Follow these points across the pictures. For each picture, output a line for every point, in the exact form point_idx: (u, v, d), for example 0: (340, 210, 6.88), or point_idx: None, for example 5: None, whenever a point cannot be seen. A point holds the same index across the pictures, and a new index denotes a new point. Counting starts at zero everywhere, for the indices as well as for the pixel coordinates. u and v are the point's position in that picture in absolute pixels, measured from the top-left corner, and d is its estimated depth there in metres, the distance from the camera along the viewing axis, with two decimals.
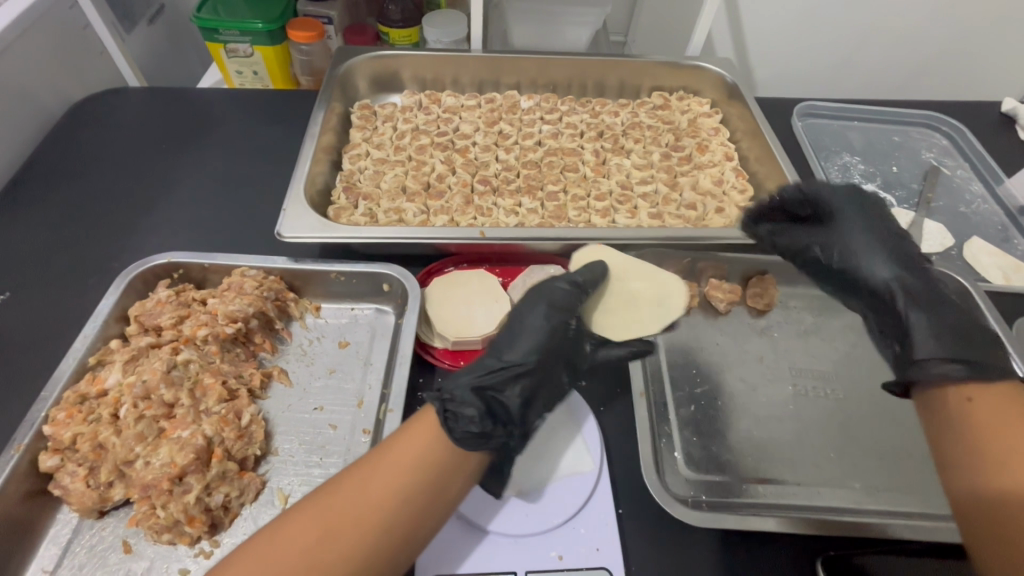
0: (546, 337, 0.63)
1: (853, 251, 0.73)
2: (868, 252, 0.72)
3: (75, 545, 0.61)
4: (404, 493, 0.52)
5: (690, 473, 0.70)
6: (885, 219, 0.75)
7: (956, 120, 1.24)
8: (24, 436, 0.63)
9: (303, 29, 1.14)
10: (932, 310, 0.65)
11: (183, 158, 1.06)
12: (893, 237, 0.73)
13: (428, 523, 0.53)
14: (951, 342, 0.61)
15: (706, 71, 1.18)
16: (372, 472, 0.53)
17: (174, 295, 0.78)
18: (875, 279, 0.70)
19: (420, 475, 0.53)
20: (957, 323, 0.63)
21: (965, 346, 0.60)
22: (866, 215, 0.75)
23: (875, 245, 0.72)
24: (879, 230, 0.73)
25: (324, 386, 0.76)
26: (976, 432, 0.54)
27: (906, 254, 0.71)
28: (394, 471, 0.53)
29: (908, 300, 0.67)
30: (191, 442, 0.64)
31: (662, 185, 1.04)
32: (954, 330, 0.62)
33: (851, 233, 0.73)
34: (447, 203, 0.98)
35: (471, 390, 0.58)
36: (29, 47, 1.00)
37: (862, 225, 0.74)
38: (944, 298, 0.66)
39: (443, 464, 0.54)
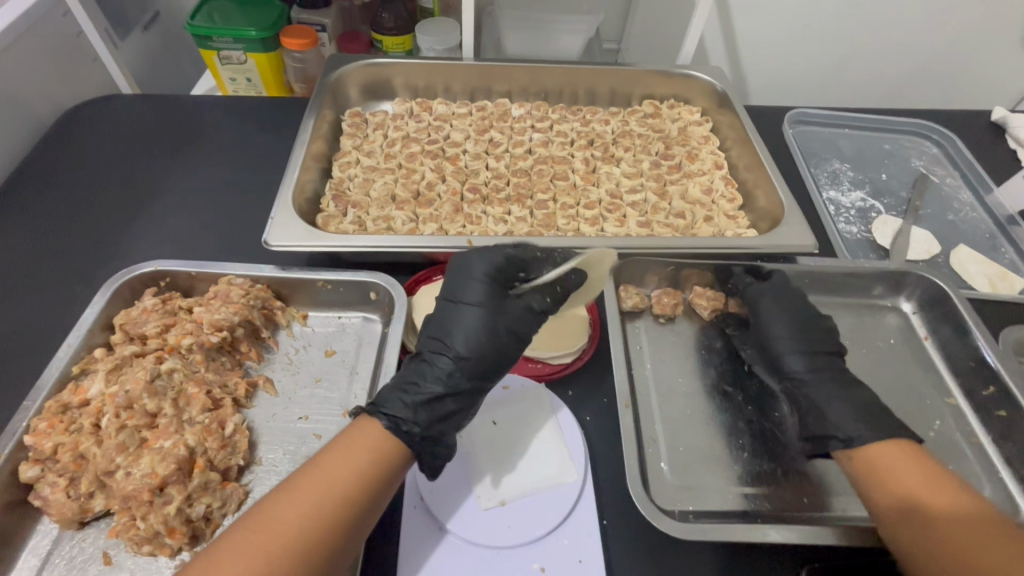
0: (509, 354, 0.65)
1: (768, 329, 0.79)
2: (780, 332, 0.78)
3: (54, 557, 0.61)
4: (349, 507, 0.53)
5: (677, 484, 0.70)
6: (804, 298, 0.82)
7: (946, 128, 1.25)
8: (6, 445, 0.63)
9: (296, 37, 1.14)
10: (831, 385, 0.72)
11: (174, 165, 1.06)
12: (811, 316, 0.80)
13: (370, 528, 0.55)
14: (851, 418, 0.68)
15: (697, 80, 1.19)
16: (312, 491, 0.53)
17: (160, 303, 0.78)
18: (779, 357, 0.77)
19: (361, 478, 0.55)
20: (851, 399, 0.70)
21: (854, 421, 0.67)
22: (792, 298, 0.81)
23: (792, 324, 0.78)
24: (799, 312, 0.79)
25: (309, 395, 0.76)
26: (875, 472, 0.63)
27: (821, 333, 0.78)
28: (335, 487, 0.53)
29: (811, 376, 0.73)
30: (174, 452, 0.63)
31: (651, 194, 1.04)
32: (849, 407, 0.69)
33: (768, 315, 0.80)
34: (436, 211, 0.98)
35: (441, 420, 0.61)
36: (21, 54, 1.01)
37: (786, 305, 0.80)
38: (841, 374, 0.73)
39: (385, 473, 0.56)
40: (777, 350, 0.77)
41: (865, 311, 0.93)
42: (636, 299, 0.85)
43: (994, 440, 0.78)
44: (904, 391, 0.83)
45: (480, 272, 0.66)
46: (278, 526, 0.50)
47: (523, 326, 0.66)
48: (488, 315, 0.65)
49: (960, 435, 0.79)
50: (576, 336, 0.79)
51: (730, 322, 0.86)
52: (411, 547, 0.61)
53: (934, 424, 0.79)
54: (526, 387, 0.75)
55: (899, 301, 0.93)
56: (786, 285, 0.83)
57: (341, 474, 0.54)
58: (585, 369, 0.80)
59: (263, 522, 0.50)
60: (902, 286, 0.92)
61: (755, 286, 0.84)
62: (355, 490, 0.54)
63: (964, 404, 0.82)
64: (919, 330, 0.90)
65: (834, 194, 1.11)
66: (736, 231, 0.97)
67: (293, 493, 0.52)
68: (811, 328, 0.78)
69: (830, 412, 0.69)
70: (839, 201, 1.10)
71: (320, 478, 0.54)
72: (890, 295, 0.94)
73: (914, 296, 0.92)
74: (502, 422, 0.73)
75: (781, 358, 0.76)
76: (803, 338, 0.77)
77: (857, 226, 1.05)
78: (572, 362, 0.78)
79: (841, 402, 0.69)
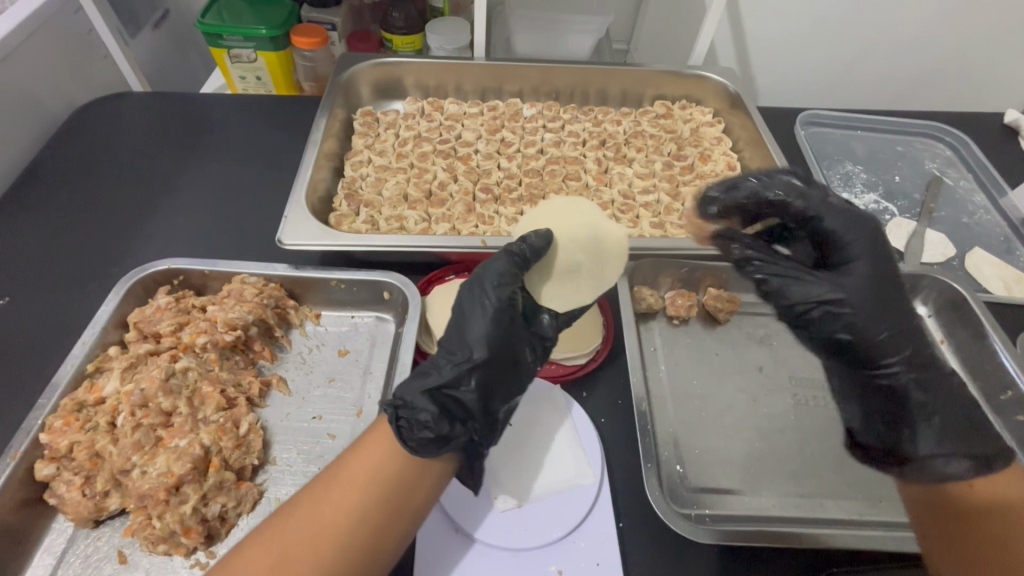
0: (499, 323, 0.58)
1: (871, 302, 0.59)
2: (873, 307, 0.59)
3: (69, 556, 0.61)
4: (360, 509, 0.53)
5: (693, 487, 0.70)
6: (888, 253, 0.62)
7: (959, 130, 1.24)
8: (21, 443, 0.63)
9: (307, 36, 1.14)
10: (940, 395, 0.62)
11: (185, 164, 1.06)
12: (897, 278, 0.62)
13: (394, 535, 0.54)
14: (942, 439, 0.61)
15: (709, 81, 1.18)
16: (327, 490, 0.54)
17: (174, 302, 0.78)
18: (870, 345, 0.60)
19: (376, 483, 0.54)
20: (960, 407, 0.62)
21: (962, 442, 0.61)
22: (878, 250, 0.62)
23: (878, 291, 0.60)
24: (886, 267, 0.61)
25: (323, 394, 0.75)
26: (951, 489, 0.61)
27: (907, 315, 0.61)
28: (348, 489, 0.54)
29: (914, 376, 0.61)
30: (189, 452, 0.63)
31: (664, 195, 1.04)
32: (953, 422, 0.61)
33: (856, 275, 0.60)
34: (449, 210, 0.98)
35: (424, 396, 0.55)
36: (33, 52, 1.01)
37: (875, 267, 0.61)
38: (936, 369, 0.62)
39: (401, 475, 0.55)
40: (875, 325, 0.59)
41: None
42: (651, 301, 0.85)
43: (1012, 443, 0.77)
44: None
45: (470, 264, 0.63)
46: (301, 521, 0.52)
47: (505, 283, 0.60)
48: (470, 295, 0.60)
49: None
50: (592, 337, 0.79)
51: (819, 287, 0.60)
52: (427, 547, 0.61)
53: None
54: (540, 388, 0.75)
55: (914, 304, 0.93)
56: (873, 231, 0.62)
57: (356, 475, 0.54)
58: (599, 370, 0.79)
59: (287, 516, 0.53)
60: (917, 289, 0.91)
61: (842, 233, 0.62)
62: (369, 493, 0.53)
63: (981, 407, 0.81)
64: (935, 333, 0.90)
65: (848, 196, 1.11)
66: None
67: (316, 493, 0.54)
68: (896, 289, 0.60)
69: (932, 427, 0.61)
70: (853, 203, 1.09)
71: (337, 477, 0.55)
72: (903, 297, 0.93)
73: (930, 300, 0.91)
74: (517, 423, 0.72)
75: (880, 344, 0.60)
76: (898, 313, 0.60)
77: None
78: (586, 363, 0.78)
79: (941, 405, 0.61)
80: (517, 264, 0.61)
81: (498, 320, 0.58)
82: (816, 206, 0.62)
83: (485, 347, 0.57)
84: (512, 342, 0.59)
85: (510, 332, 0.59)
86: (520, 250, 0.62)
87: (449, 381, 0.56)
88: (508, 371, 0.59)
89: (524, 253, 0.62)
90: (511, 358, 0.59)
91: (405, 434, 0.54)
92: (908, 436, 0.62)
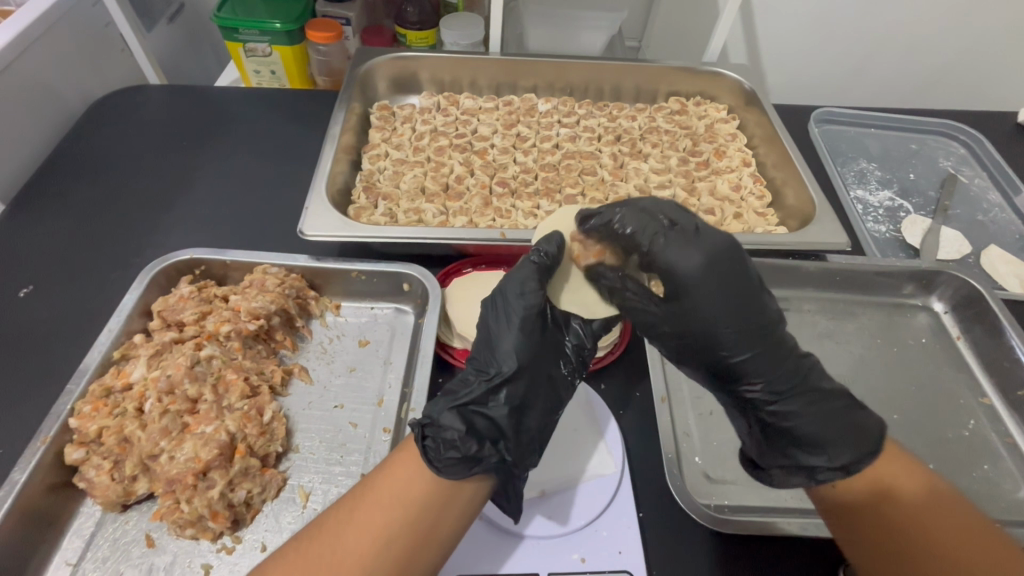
0: (524, 338, 0.61)
1: (698, 327, 0.59)
2: (711, 327, 0.58)
3: (97, 538, 0.61)
4: (387, 534, 0.51)
5: (712, 477, 0.70)
6: (741, 271, 0.59)
7: (973, 128, 1.24)
8: (51, 428, 0.64)
9: (322, 30, 1.15)
10: (806, 414, 0.60)
11: (203, 156, 1.06)
12: (753, 293, 0.59)
13: (421, 564, 0.52)
14: (804, 456, 0.60)
15: (724, 77, 1.18)
16: (355, 512, 0.53)
17: (196, 291, 0.78)
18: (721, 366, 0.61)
19: (408, 502, 0.53)
20: (836, 427, 0.60)
21: (829, 448, 0.59)
22: (719, 269, 0.57)
23: (722, 312, 0.58)
24: (733, 284, 0.58)
25: (344, 384, 0.76)
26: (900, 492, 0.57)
27: (758, 332, 0.59)
28: (376, 511, 0.53)
29: (779, 399, 0.60)
30: (215, 438, 0.64)
31: (680, 190, 1.04)
32: (829, 437, 0.59)
33: (699, 295, 0.58)
34: (466, 204, 0.99)
35: (450, 413, 0.58)
36: (53, 45, 1.01)
37: (717, 289, 0.57)
38: (793, 389, 0.60)
39: (429, 500, 0.54)
40: (711, 339, 0.59)
41: (894, 308, 0.92)
42: None
43: None
44: (936, 389, 0.82)
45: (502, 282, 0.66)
46: (326, 543, 0.51)
47: (528, 299, 0.62)
48: (497, 310, 0.64)
49: (994, 433, 0.78)
50: (611, 330, 0.79)
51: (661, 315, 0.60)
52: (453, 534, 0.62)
53: (968, 423, 0.79)
54: None
55: (930, 301, 0.93)
56: (707, 250, 0.58)
57: (385, 497, 0.54)
58: (618, 363, 0.80)
59: (313, 538, 0.52)
60: (933, 285, 0.92)
61: (677, 263, 0.57)
62: (397, 517, 0.52)
63: (997, 403, 0.81)
64: (952, 329, 0.90)
65: (862, 193, 1.11)
66: (766, 227, 0.97)
67: (344, 514, 0.53)
68: (731, 311, 0.58)
69: (810, 450, 0.60)
70: (867, 200, 1.10)
71: (364, 499, 0.54)
72: (919, 293, 0.93)
73: (945, 296, 0.92)
74: None
75: (732, 366, 0.60)
76: (733, 339, 0.59)
77: (885, 225, 1.05)
78: (604, 356, 0.78)
79: (818, 427, 0.60)
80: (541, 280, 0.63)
81: (524, 335, 0.61)
82: (649, 236, 0.59)
83: (511, 363, 0.60)
84: (539, 356, 0.62)
85: (538, 348, 0.62)
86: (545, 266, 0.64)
87: (476, 398, 0.59)
88: (537, 385, 0.62)
89: (545, 261, 0.64)
90: (540, 372, 0.62)
91: (434, 454, 0.55)
92: (780, 456, 0.62)
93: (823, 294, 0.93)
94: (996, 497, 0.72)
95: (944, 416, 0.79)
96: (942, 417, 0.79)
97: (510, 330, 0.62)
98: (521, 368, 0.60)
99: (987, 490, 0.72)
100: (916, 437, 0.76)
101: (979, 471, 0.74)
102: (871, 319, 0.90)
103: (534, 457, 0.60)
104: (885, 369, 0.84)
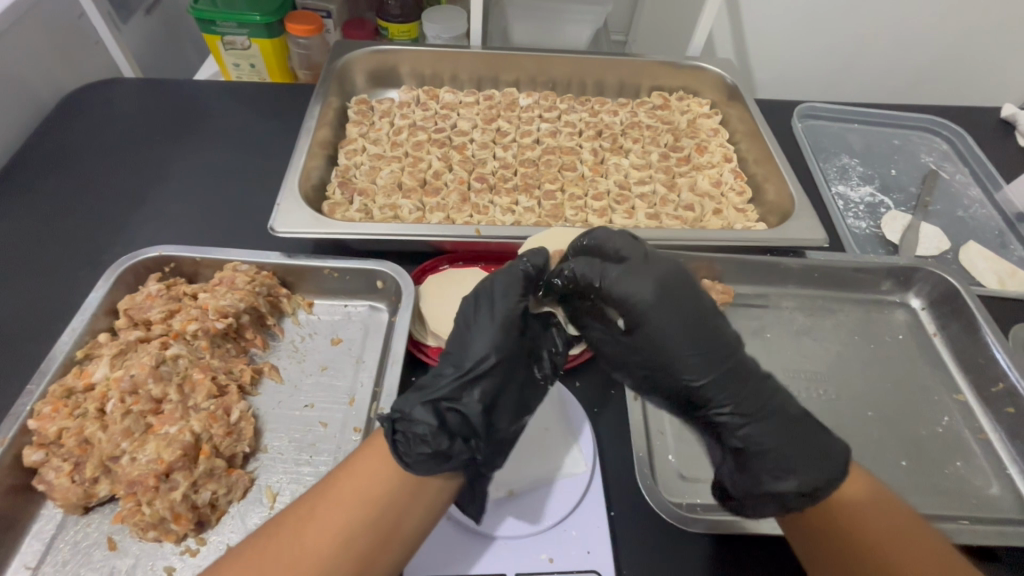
0: (506, 335, 0.59)
1: (652, 348, 0.57)
2: (670, 337, 0.56)
3: (58, 542, 0.60)
4: (349, 531, 0.51)
5: (685, 476, 0.70)
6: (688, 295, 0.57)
7: (956, 124, 1.24)
8: (9, 430, 0.62)
9: (300, 23, 1.13)
10: (772, 434, 0.56)
11: (177, 150, 1.05)
12: (703, 324, 0.57)
13: (385, 558, 0.52)
14: (790, 478, 0.55)
15: (706, 72, 1.17)
16: (314, 512, 0.52)
17: (165, 289, 0.77)
18: (683, 386, 0.57)
19: (370, 498, 0.53)
20: (800, 453, 0.56)
21: (794, 469, 0.55)
22: (671, 293, 0.57)
23: (688, 337, 0.56)
24: (689, 315, 0.56)
25: (315, 383, 0.75)
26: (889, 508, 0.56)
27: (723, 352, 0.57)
28: (334, 511, 0.52)
29: (745, 424, 0.56)
30: (179, 438, 0.63)
31: (660, 186, 1.03)
32: (793, 460, 0.55)
33: (657, 319, 0.56)
34: (443, 200, 0.97)
35: (423, 409, 0.55)
36: (22, 36, 0.99)
37: (677, 313, 0.56)
38: (771, 405, 0.57)
39: (390, 497, 0.53)
40: (675, 362, 0.56)
41: (872, 305, 0.92)
42: None
43: (1001, 436, 0.78)
44: (911, 386, 0.82)
45: (484, 277, 0.64)
46: (284, 543, 0.51)
47: (510, 295, 0.61)
48: (480, 302, 0.62)
49: (967, 430, 0.78)
50: None
51: (632, 346, 0.58)
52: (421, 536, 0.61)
53: (941, 420, 0.79)
54: None
55: (908, 297, 0.93)
56: (656, 277, 0.57)
57: (344, 495, 0.53)
58: (594, 361, 0.79)
59: (271, 537, 0.52)
60: (911, 281, 0.92)
61: (627, 291, 0.56)
62: (356, 518, 0.51)
63: (971, 399, 0.82)
64: (929, 326, 0.90)
65: (843, 188, 1.10)
66: (745, 223, 0.97)
67: (303, 513, 0.53)
68: (693, 330, 0.56)
69: (785, 474, 0.56)
70: (848, 195, 1.09)
71: (325, 499, 0.53)
72: (896, 289, 0.93)
73: (923, 293, 0.92)
74: None
75: (695, 390, 0.57)
76: (694, 354, 0.56)
77: (866, 220, 1.05)
78: (580, 353, 0.77)
79: (797, 452, 0.56)
80: (526, 282, 0.63)
81: (504, 332, 0.59)
82: (599, 273, 0.58)
83: (490, 360, 0.58)
84: (518, 356, 0.60)
85: (518, 348, 0.60)
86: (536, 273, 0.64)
87: (450, 392, 0.57)
88: (513, 385, 0.60)
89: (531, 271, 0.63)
90: (516, 371, 0.60)
91: (410, 446, 0.54)
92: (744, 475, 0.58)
93: (802, 290, 0.92)
94: (967, 493, 0.72)
95: (919, 413, 0.79)
96: (916, 414, 0.79)
97: (490, 326, 0.60)
98: (499, 367, 0.58)
99: (958, 486, 0.72)
100: (889, 433, 0.76)
101: (951, 468, 0.74)
102: (848, 316, 0.90)
103: (504, 457, 0.60)
104: (860, 365, 0.84)
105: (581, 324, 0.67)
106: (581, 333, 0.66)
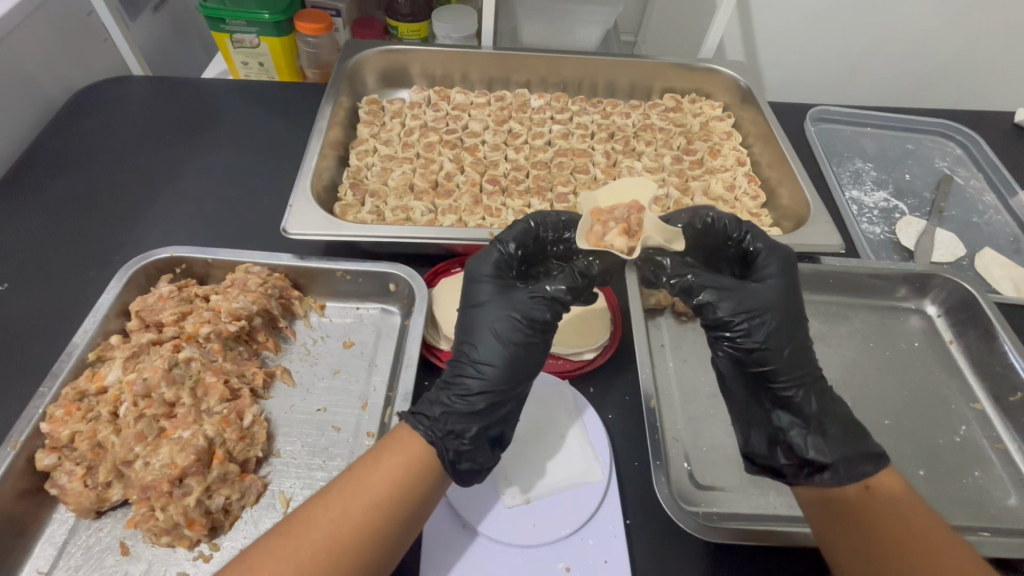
0: (503, 350, 0.60)
1: (783, 307, 0.63)
2: (777, 303, 0.63)
3: (70, 546, 0.60)
4: (387, 511, 0.51)
5: (701, 482, 0.69)
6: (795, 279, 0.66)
7: (969, 129, 1.23)
8: (21, 432, 0.62)
9: (311, 21, 1.12)
10: (829, 412, 0.61)
11: (187, 150, 1.04)
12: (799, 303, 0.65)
13: (413, 532, 0.54)
14: (831, 449, 0.59)
15: (719, 74, 1.16)
16: (335, 492, 0.52)
17: (176, 290, 0.76)
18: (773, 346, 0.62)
19: (406, 480, 0.53)
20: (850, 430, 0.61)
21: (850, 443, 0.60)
22: (785, 270, 0.65)
23: (786, 303, 0.64)
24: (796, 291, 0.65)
25: (327, 386, 0.74)
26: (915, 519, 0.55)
27: (803, 331, 0.64)
28: (371, 493, 0.52)
29: (809, 390, 0.62)
30: (192, 443, 0.63)
31: (673, 189, 1.02)
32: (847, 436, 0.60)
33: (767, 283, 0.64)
34: (455, 202, 0.96)
35: (439, 402, 0.59)
36: (30, 34, 0.98)
37: (787, 285, 0.65)
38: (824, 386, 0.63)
39: (423, 479, 0.54)
40: (779, 322, 0.62)
41: (887, 311, 0.91)
42: (659, 297, 0.84)
43: (1020, 446, 0.77)
44: (929, 394, 0.82)
45: (485, 270, 0.64)
46: (293, 523, 0.50)
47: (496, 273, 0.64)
48: (469, 293, 0.64)
49: (984, 439, 0.78)
50: (599, 334, 0.78)
51: (747, 298, 0.62)
52: (435, 541, 0.61)
53: (959, 429, 0.78)
54: (549, 383, 0.75)
55: (923, 304, 0.92)
56: (779, 255, 0.67)
57: (380, 480, 0.53)
58: (607, 367, 0.78)
59: (299, 524, 0.50)
60: (927, 288, 0.91)
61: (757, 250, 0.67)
62: (395, 498, 0.52)
63: (989, 408, 0.81)
64: (945, 333, 0.89)
65: (857, 193, 1.10)
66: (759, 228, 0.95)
67: (334, 496, 0.52)
68: (795, 305, 0.64)
69: (829, 444, 0.59)
70: (862, 200, 1.08)
71: (337, 485, 0.53)
72: (912, 296, 0.92)
73: (939, 300, 0.91)
74: (526, 418, 0.72)
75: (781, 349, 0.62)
76: (786, 321, 0.63)
77: (880, 226, 1.04)
78: (593, 358, 0.77)
79: (839, 427, 0.60)
80: (506, 262, 0.65)
81: (489, 327, 0.61)
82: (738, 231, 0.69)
83: (479, 351, 0.60)
84: (511, 342, 0.60)
85: (521, 361, 0.60)
86: (551, 292, 0.61)
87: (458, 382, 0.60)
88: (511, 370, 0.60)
89: (507, 250, 0.65)
90: (512, 355, 0.60)
91: (414, 425, 0.57)
92: (782, 445, 0.62)
93: (815, 297, 0.91)
94: (986, 503, 0.71)
95: (936, 421, 0.79)
96: (934, 423, 0.78)
97: (477, 317, 0.62)
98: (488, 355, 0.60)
99: (977, 497, 0.71)
100: (907, 443, 0.75)
101: (969, 478, 0.73)
102: (863, 323, 0.89)
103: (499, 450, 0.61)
104: (876, 373, 0.83)
105: (585, 237, 0.67)
106: (578, 241, 0.67)
